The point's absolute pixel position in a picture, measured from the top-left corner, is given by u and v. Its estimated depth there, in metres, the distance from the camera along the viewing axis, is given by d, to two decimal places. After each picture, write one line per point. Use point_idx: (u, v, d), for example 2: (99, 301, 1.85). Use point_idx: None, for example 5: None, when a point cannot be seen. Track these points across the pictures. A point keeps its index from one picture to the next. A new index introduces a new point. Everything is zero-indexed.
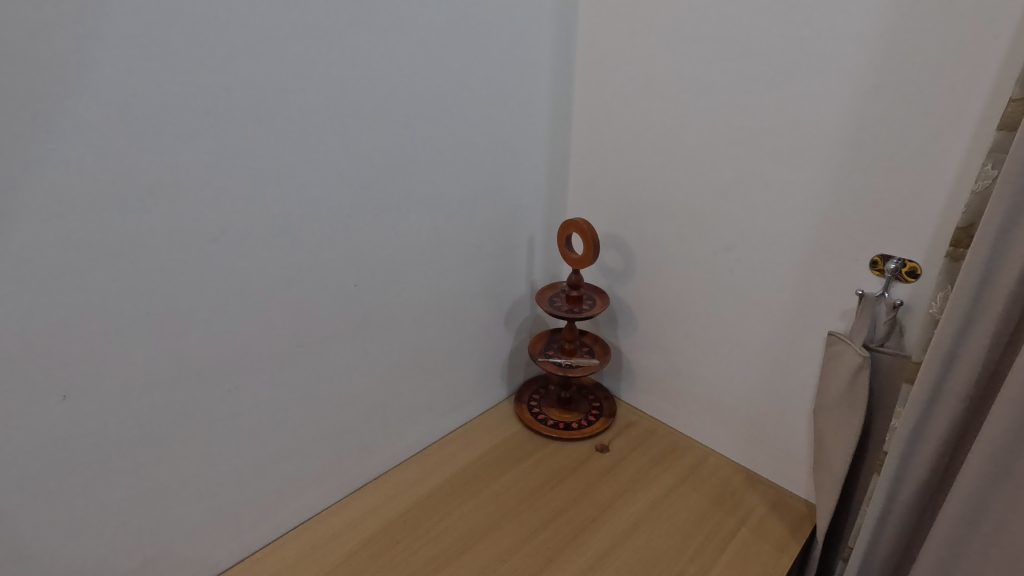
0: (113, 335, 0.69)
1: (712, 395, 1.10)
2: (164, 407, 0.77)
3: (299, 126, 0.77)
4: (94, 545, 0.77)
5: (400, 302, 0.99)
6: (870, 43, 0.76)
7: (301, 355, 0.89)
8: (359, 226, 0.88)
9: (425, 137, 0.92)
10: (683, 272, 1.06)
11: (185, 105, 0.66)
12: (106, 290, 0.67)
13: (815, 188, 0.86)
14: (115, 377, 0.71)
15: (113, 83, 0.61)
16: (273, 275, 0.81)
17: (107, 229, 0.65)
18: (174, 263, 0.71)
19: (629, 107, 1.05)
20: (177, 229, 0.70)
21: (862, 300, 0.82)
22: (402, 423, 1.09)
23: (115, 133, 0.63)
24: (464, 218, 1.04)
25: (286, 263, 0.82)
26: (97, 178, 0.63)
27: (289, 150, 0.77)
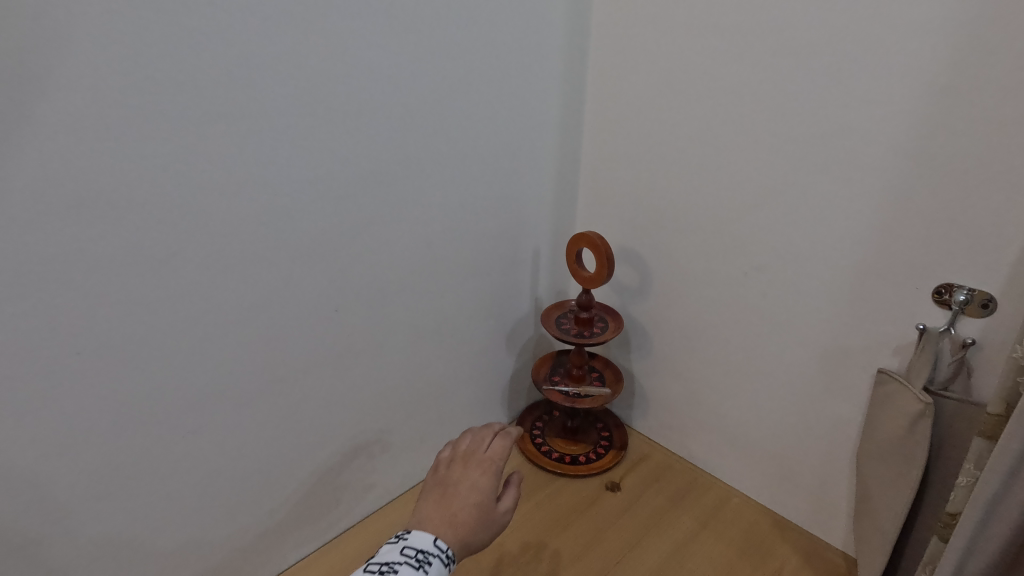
0: (43, 372, 0.58)
1: (736, 431, 0.98)
2: (112, 454, 0.66)
3: (270, 128, 0.65)
4: None
5: (389, 326, 0.88)
6: (945, 37, 0.64)
7: (275, 390, 0.77)
8: (342, 243, 0.77)
9: (419, 140, 0.80)
10: (707, 294, 0.95)
11: (125, 103, 0.55)
12: (31, 320, 0.56)
13: (868, 206, 0.74)
14: (45, 421, 0.60)
15: (34, 69, 0.50)
16: (239, 302, 0.69)
17: (28, 248, 0.54)
18: (116, 288, 0.60)
19: (649, 108, 0.93)
20: (120, 251, 0.59)
21: (923, 336, 0.72)
22: (390, 459, 0.97)
23: (36, 137, 0.51)
24: (463, 231, 0.92)
25: (257, 285, 0.70)
26: (15, 186, 0.51)
27: (258, 156, 0.65)
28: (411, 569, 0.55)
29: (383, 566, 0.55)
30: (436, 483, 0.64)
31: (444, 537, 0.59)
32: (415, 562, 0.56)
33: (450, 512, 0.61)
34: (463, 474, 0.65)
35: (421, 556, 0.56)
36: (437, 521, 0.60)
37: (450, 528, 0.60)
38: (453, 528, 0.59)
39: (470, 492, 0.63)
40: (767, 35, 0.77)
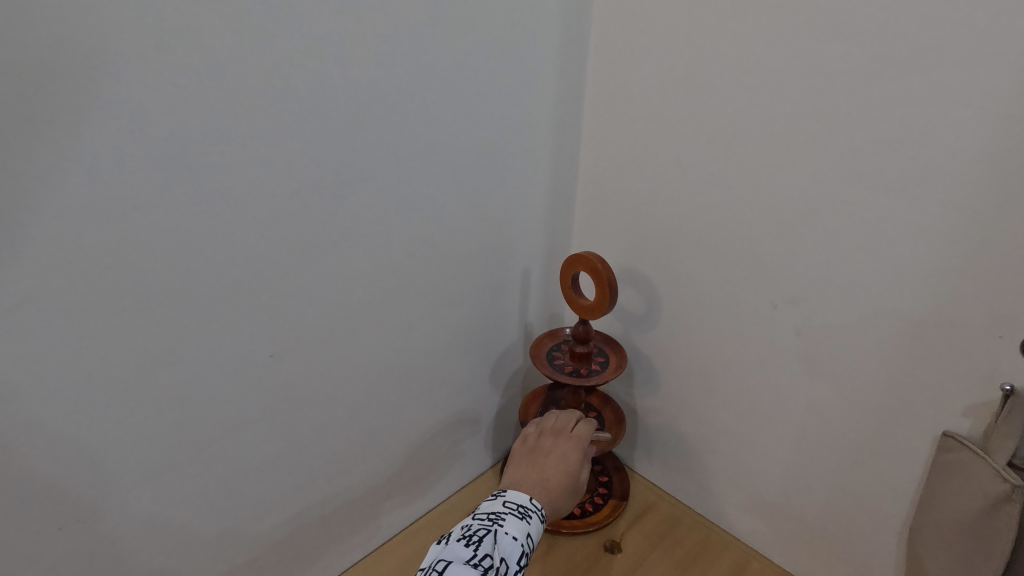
0: None
1: (756, 484, 0.84)
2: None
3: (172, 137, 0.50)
4: None
5: (346, 365, 0.73)
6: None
7: (198, 452, 0.63)
8: (279, 274, 0.62)
9: (379, 143, 0.65)
10: (725, 327, 0.80)
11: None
12: None
13: (934, 236, 0.60)
14: None
15: None
16: (137, 356, 0.55)
17: None
18: None
19: (660, 104, 0.78)
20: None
21: (1012, 399, 0.57)
22: (349, 513, 0.84)
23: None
24: (437, 250, 0.77)
25: (166, 327, 0.56)
26: None
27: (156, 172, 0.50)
28: (514, 519, 0.69)
29: (492, 517, 0.69)
30: (529, 451, 0.82)
31: (537, 496, 0.75)
32: (518, 514, 0.70)
33: (542, 479, 0.77)
34: (553, 445, 0.82)
35: (521, 510, 0.70)
36: (533, 483, 0.76)
37: (542, 489, 0.76)
38: (549, 482, 0.77)
39: (560, 463, 0.79)
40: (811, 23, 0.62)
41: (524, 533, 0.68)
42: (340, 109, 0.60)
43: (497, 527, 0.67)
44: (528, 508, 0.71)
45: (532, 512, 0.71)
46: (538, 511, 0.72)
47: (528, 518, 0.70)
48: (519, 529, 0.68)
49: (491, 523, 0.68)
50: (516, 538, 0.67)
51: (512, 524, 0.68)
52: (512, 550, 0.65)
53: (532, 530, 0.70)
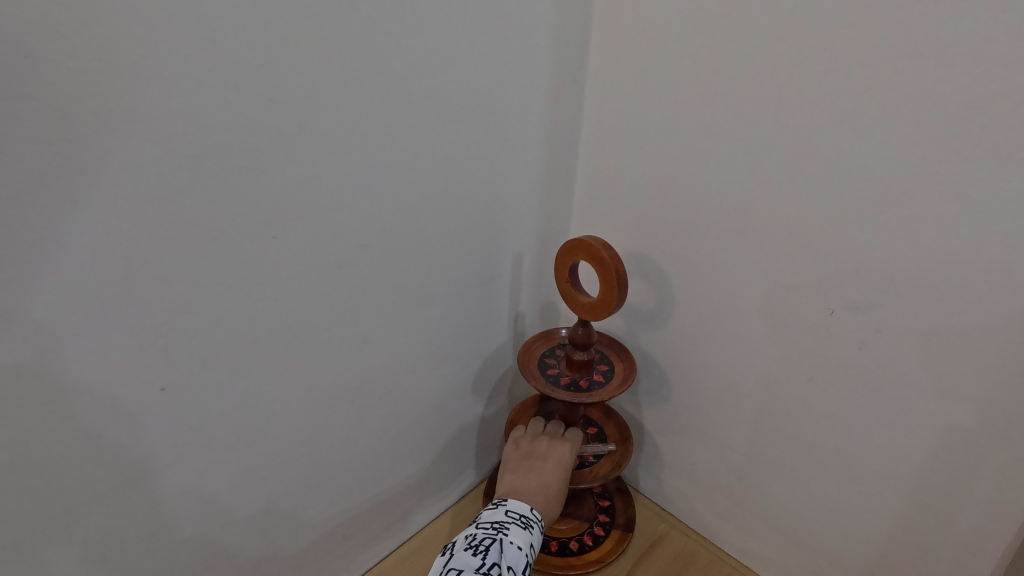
0: None
1: (791, 520, 0.70)
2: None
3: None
4: None
5: (281, 389, 0.57)
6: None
7: (74, 515, 0.47)
8: (165, 274, 0.45)
9: (310, 97, 0.47)
10: (756, 336, 0.65)
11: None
12: None
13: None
14: None
15: None
16: None
17: None
18: None
19: (683, 54, 0.61)
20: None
21: None
22: (296, 565, 0.68)
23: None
24: (400, 243, 0.60)
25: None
26: None
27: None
28: (519, 528, 0.55)
29: (495, 525, 0.55)
30: (523, 456, 0.67)
31: (537, 506, 0.60)
32: (521, 522, 0.56)
33: (540, 485, 0.62)
34: (549, 448, 0.67)
35: (524, 518, 0.57)
36: (533, 492, 0.61)
37: (542, 499, 0.61)
38: (551, 492, 0.62)
39: (559, 467, 0.64)
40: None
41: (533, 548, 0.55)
42: (242, 37, 0.42)
43: (502, 535, 0.54)
44: (534, 515, 0.58)
45: (533, 522, 0.57)
46: (539, 523, 0.58)
47: (533, 527, 0.56)
48: (526, 538, 0.55)
49: (495, 531, 0.54)
50: (523, 549, 0.54)
51: (518, 533, 0.55)
52: (520, 560, 0.52)
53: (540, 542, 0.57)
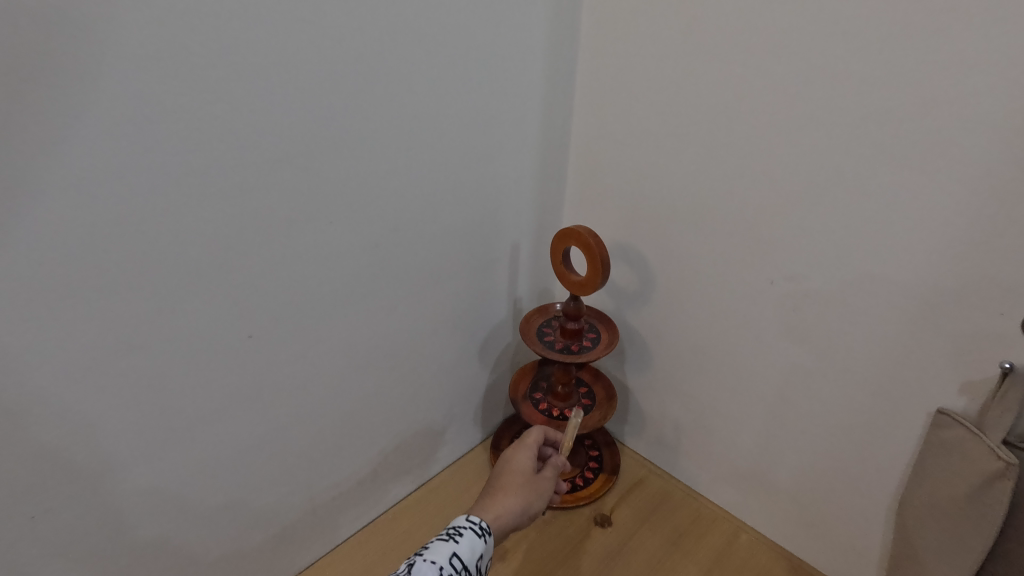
0: None
1: (747, 461, 0.84)
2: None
3: (113, 100, 0.45)
4: None
5: (330, 350, 0.71)
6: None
7: (176, 442, 0.61)
8: (249, 249, 0.58)
9: (357, 119, 0.61)
10: (715, 306, 0.79)
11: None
12: None
13: (941, 207, 0.57)
14: None
15: None
16: (94, 341, 0.51)
17: None
18: None
19: (653, 77, 0.74)
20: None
21: (1007, 377, 0.55)
22: (335, 499, 0.82)
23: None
24: (420, 232, 0.74)
25: (130, 310, 0.53)
26: None
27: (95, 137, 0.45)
28: (442, 541, 0.58)
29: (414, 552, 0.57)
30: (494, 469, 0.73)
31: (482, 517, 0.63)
32: (447, 535, 0.58)
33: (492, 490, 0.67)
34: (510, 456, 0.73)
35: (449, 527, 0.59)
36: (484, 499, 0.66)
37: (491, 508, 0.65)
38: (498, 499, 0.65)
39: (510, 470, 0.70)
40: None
41: (475, 540, 0.59)
42: (308, 73, 0.55)
43: (417, 558, 0.56)
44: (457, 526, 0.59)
45: (465, 529, 0.59)
46: (476, 523, 0.60)
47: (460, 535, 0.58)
48: None
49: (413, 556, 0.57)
50: None
51: (438, 546, 0.57)
52: None
53: (465, 555, 0.57)
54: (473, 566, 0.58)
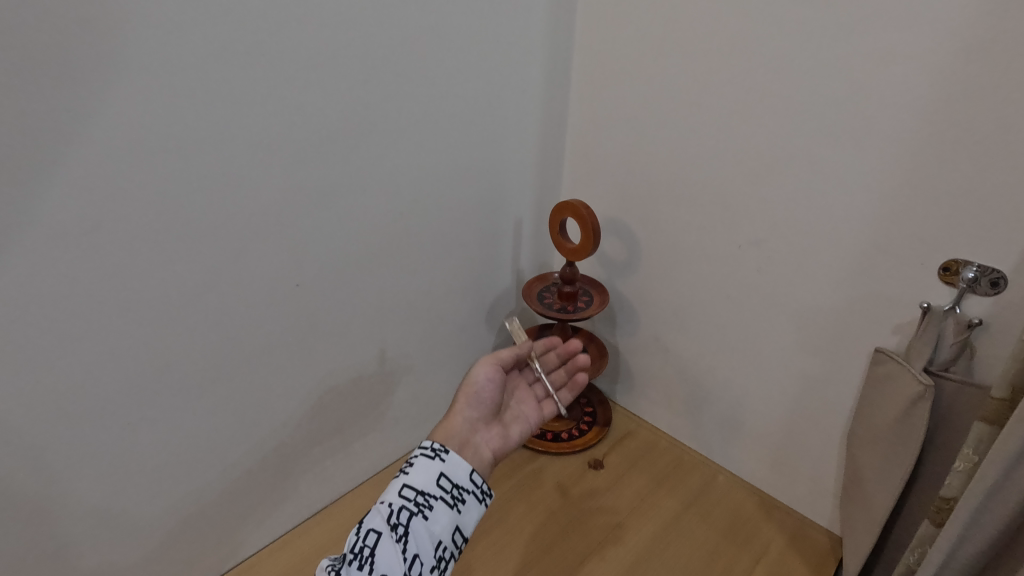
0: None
1: (724, 411, 0.94)
2: (14, 452, 0.57)
3: (194, 80, 0.55)
4: None
5: (360, 307, 0.81)
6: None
7: (232, 380, 0.71)
8: (297, 213, 0.68)
9: (386, 103, 0.71)
10: (695, 271, 0.89)
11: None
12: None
13: (878, 175, 0.67)
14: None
15: None
16: (174, 288, 0.62)
17: None
18: (42, 271, 0.53)
19: (640, 69, 0.85)
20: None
21: (926, 315, 0.66)
22: (359, 443, 0.92)
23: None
24: (435, 204, 0.84)
25: (202, 263, 0.63)
26: None
27: (179, 112, 0.55)
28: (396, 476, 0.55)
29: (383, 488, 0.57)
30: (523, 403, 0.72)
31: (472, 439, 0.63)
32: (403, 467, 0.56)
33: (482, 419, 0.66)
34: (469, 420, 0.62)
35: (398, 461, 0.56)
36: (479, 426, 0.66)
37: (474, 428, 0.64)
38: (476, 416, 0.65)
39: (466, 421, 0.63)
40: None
41: (430, 462, 0.56)
42: (347, 64, 0.65)
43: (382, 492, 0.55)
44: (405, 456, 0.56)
45: (420, 453, 0.56)
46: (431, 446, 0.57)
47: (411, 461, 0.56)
48: (391, 492, 0.54)
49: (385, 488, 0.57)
50: (388, 504, 0.53)
51: (391, 484, 0.55)
52: (379, 516, 0.52)
53: (417, 483, 0.54)
54: (436, 491, 0.55)
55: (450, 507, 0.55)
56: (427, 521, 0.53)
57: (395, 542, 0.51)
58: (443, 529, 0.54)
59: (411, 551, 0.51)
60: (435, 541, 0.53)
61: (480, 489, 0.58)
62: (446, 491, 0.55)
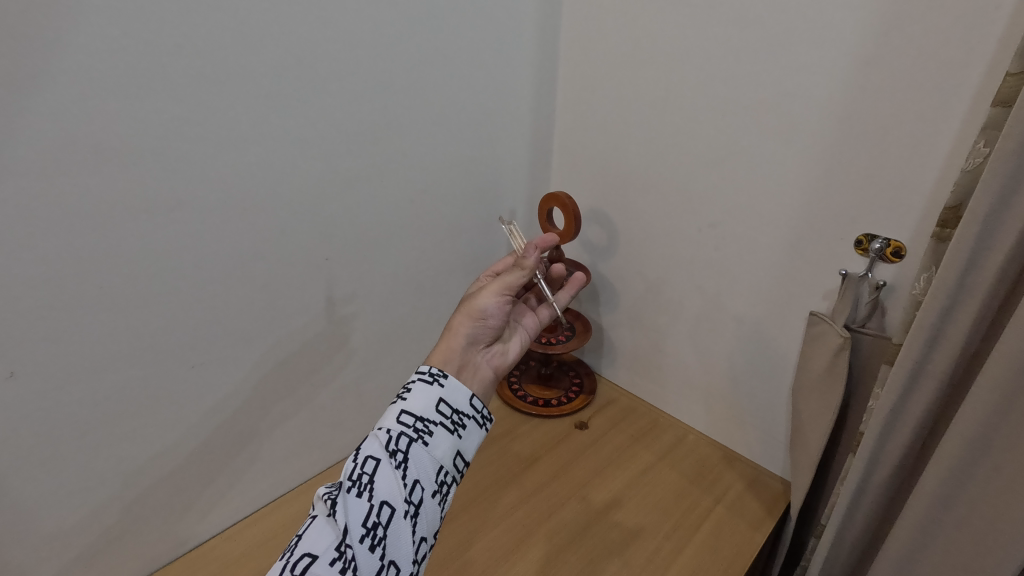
0: (86, 312, 0.66)
1: (691, 375, 1.08)
2: (111, 389, 0.71)
3: (257, 87, 0.70)
4: (50, 531, 0.72)
5: (376, 279, 0.97)
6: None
7: (275, 338, 0.86)
8: (328, 197, 0.84)
9: (400, 108, 0.87)
10: (663, 252, 1.04)
11: (108, 57, 0.58)
12: (96, 268, 0.65)
13: (801, 165, 0.82)
14: (90, 354, 0.68)
15: (89, 44, 0.57)
16: (235, 256, 0.77)
17: (87, 208, 0.62)
18: (153, 239, 0.68)
19: (613, 79, 1.00)
20: (118, 200, 0.64)
21: (845, 280, 0.80)
22: (373, 402, 1.07)
23: (28, 87, 0.55)
24: (439, 193, 1.00)
25: (255, 236, 0.78)
26: (71, 151, 0.59)
27: (244, 112, 0.70)
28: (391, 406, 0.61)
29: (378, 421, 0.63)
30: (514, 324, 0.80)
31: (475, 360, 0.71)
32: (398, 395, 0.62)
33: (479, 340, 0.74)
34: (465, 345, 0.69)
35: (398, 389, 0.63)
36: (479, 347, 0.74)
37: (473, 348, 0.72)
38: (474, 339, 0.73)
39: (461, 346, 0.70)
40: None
41: (430, 387, 0.62)
42: (369, 76, 0.81)
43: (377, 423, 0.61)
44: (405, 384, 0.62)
45: (416, 381, 0.63)
46: (433, 372, 0.64)
47: (411, 389, 0.62)
48: (388, 420, 0.60)
49: None
50: (387, 431, 0.59)
51: (388, 413, 0.60)
52: (377, 445, 0.58)
53: (417, 409, 0.60)
54: (436, 417, 0.61)
55: (450, 432, 0.62)
56: (427, 447, 0.60)
57: (395, 468, 0.57)
58: (444, 452, 0.60)
59: (411, 476, 0.58)
60: (436, 463, 0.60)
61: (480, 414, 0.65)
62: (446, 416, 0.62)
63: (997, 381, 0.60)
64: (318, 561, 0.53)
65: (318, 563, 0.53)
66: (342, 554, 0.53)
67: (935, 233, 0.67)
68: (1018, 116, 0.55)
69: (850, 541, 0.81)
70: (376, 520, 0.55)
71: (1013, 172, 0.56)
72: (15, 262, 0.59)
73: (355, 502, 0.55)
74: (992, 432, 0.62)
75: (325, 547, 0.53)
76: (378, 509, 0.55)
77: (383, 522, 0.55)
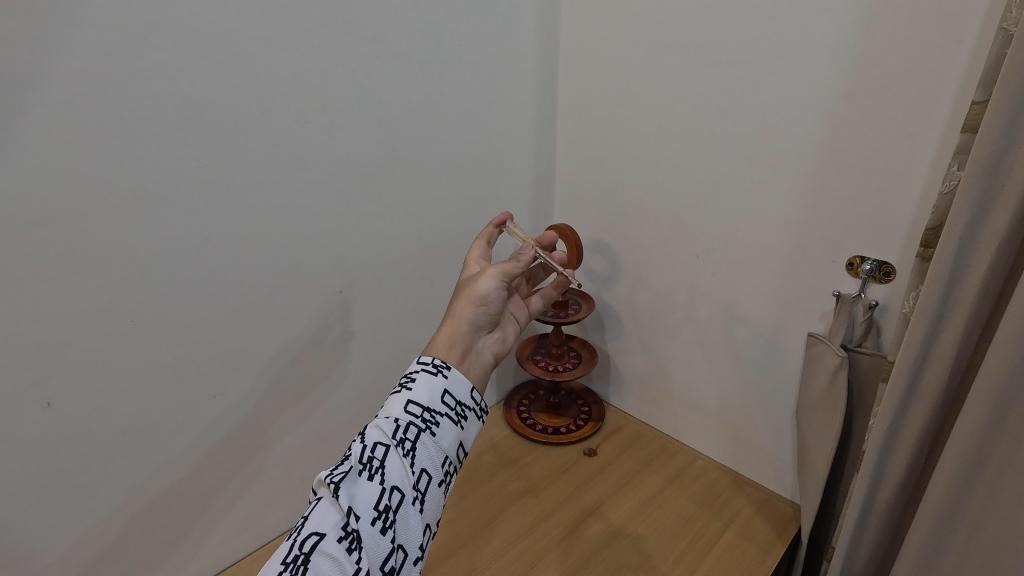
0: (110, 342, 0.71)
1: (696, 399, 1.09)
2: (132, 416, 0.75)
3: (276, 133, 0.77)
4: (68, 556, 0.75)
5: (387, 310, 1.01)
6: (839, 33, 0.76)
7: (288, 367, 0.89)
8: (341, 232, 0.89)
9: (408, 148, 0.94)
10: (664, 277, 1.07)
11: (144, 110, 0.65)
12: (124, 300, 0.70)
13: (790, 190, 0.86)
14: (113, 382, 0.72)
15: (123, 98, 0.64)
16: (254, 288, 0.81)
17: (116, 244, 0.68)
18: (177, 273, 0.73)
19: (608, 116, 1.06)
20: (144, 236, 0.69)
21: (839, 301, 0.82)
22: None
23: (71, 138, 0.62)
24: (445, 226, 1.05)
25: (271, 270, 0.83)
26: (103, 193, 0.65)
27: (266, 156, 0.77)
28: (392, 396, 0.61)
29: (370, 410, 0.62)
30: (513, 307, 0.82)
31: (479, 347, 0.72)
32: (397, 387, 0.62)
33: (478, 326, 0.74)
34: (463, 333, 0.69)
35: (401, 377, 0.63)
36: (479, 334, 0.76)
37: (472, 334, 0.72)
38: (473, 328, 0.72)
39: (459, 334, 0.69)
40: (704, 36, 0.89)
41: (434, 377, 0.62)
42: (379, 120, 0.88)
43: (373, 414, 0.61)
44: (409, 375, 0.63)
45: (416, 372, 0.63)
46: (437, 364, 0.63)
47: (416, 379, 0.62)
48: (394, 409, 0.60)
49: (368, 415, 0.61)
50: (392, 418, 0.59)
51: (393, 403, 0.60)
52: (385, 430, 0.58)
53: (422, 399, 0.61)
54: (441, 408, 0.61)
55: (454, 423, 0.62)
56: (434, 437, 0.60)
57: (403, 455, 0.57)
58: (449, 442, 0.61)
59: (419, 464, 0.58)
60: (442, 453, 0.60)
61: (480, 405, 0.65)
62: (450, 407, 0.62)
63: (985, 394, 0.62)
64: (325, 538, 0.53)
65: (326, 540, 0.52)
66: (348, 532, 0.53)
67: (920, 252, 0.70)
68: (985, 138, 0.58)
69: (861, 564, 0.80)
70: (387, 503, 0.55)
71: (983, 191, 0.60)
72: (49, 294, 0.65)
73: (366, 485, 0.55)
74: (989, 443, 0.63)
75: (331, 525, 0.53)
76: (390, 493, 0.56)
77: (392, 505, 0.55)
